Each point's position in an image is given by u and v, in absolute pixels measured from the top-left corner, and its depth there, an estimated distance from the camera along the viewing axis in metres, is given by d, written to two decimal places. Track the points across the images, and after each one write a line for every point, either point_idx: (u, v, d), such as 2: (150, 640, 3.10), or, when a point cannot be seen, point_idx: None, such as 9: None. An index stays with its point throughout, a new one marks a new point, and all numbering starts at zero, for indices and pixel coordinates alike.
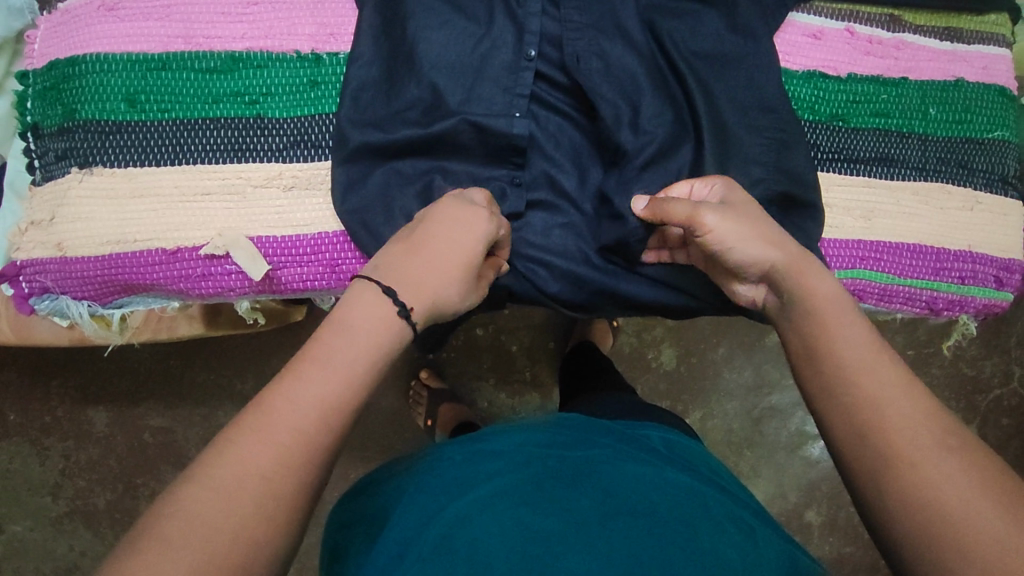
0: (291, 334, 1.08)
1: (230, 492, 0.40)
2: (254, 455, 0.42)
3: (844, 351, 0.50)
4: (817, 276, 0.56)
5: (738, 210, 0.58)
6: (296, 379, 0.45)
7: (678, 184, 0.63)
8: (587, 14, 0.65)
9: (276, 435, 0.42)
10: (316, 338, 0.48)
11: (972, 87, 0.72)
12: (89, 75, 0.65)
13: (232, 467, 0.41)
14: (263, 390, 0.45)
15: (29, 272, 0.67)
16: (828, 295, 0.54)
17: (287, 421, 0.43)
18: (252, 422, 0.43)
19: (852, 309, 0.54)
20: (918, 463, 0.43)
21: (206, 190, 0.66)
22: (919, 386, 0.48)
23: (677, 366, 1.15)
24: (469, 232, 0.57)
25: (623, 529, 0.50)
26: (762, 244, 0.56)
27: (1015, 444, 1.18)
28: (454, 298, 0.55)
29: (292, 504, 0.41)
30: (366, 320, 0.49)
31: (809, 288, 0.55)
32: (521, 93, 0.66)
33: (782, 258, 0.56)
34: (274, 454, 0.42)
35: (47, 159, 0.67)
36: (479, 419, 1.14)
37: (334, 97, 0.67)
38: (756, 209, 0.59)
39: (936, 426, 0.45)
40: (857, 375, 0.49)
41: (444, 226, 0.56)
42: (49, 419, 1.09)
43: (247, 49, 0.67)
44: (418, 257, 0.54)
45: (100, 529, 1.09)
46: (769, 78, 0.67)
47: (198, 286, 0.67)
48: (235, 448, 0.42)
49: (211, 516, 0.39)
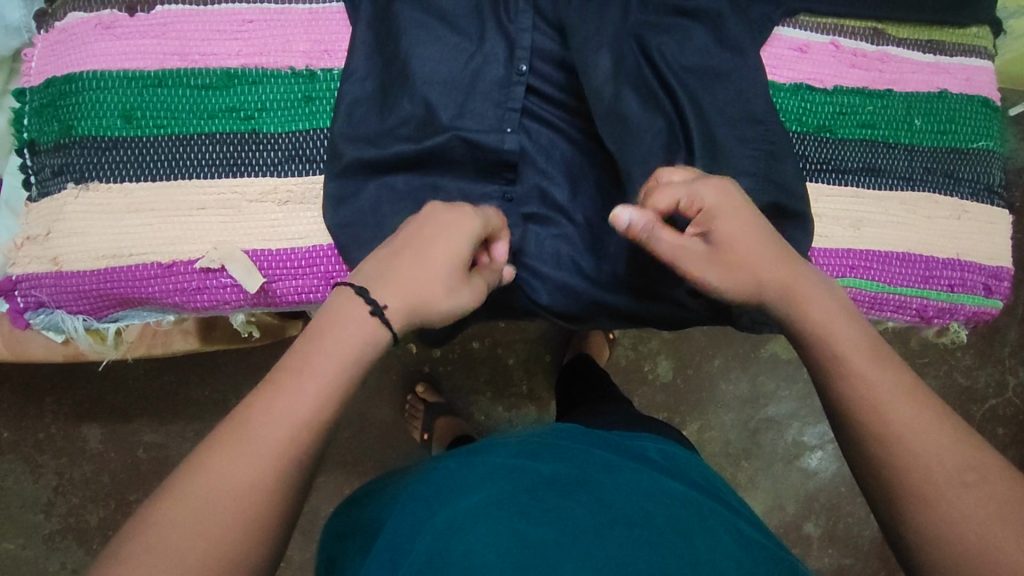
0: (286, 348, 1.09)
1: (222, 509, 0.41)
2: (241, 471, 0.42)
3: (845, 359, 0.51)
4: (812, 292, 0.55)
5: (726, 248, 0.56)
6: (285, 391, 0.45)
7: (661, 197, 0.56)
8: (577, 30, 0.66)
9: (267, 449, 0.43)
10: (303, 348, 0.48)
11: (956, 97, 0.73)
12: (86, 92, 0.66)
13: (221, 484, 0.42)
14: (244, 402, 0.45)
15: (25, 286, 0.68)
16: (831, 313, 0.54)
17: (275, 434, 0.44)
18: (236, 434, 0.44)
19: (852, 314, 0.54)
20: (924, 473, 0.45)
21: (202, 204, 0.66)
22: (920, 388, 0.49)
23: (672, 378, 1.15)
24: (451, 237, 0.55)
25: (618, 539, 0.51)
26: (749, 280, 0.56)
27: (1011, 453, 1.19)
28: (439, 300, 0.53)
29: (281, 516, 0.43)
30: (359, 330, 0.49)
31: (810, 307, 0.54)
32: (513, 107, 0.67)
33: (778, 277, 0.56)
34: (264, 468, 0.43)
35: (44, 175, 0.67)
36: (475, 432, 1.14)
37: (328, 112, 0.68)
38: (750, 230, 0.57)
39: (938, 433, 0.46)
40: (852, 382, 0.49)
41: (428, 236, 0.54)
42: (43, 436, 1.09)
43: (242, 66, 0.68)
44: (404, 263, 0.53)
45: (93, 548, 1.08)
46: (757, 90, 0.68)
47: (193, 300, 0.67)
48: (225, 461, 0.43)
49: (204, 536, 0.40)
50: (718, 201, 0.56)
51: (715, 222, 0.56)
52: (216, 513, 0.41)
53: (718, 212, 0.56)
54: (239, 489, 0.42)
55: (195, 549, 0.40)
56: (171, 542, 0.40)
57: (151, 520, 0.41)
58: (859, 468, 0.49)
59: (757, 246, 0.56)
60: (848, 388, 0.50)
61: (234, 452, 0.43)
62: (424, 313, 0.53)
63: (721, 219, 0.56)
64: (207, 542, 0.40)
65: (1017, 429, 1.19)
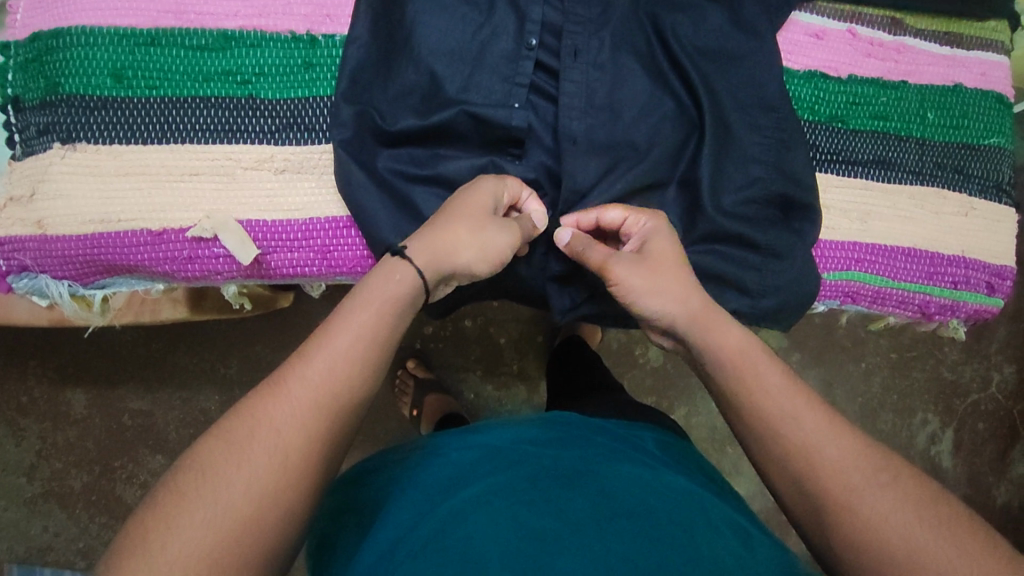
0: (277, 320, 1.07)
1: (272, 447, 0.45)
2: (291, 412, 0.47)
3: (761, 392, 0.53)
4: (725, 332, 0.57)
5: (654, 258, 0.60)
6: (332, 343, 0.50)
7: (613, 208, 0.62)
8: (589, 6, 0.64)
9: (314, 393, 0.48)
10: (342, 311, 0.52)
11: (970, 92, 0.72)
12: (74, 48, 0.63)
13: (271, 423, 0.46)
14: (251, 404, 0.47)
15: (8, 249, 0.65)
16: (735, 347, 0.56)
17: (323, 380, 0.48)
18: (284, 382, 0.48)
19: (763, 358, 0.56)
20: (856, 507, 0.46)
21: (195, 169, 0.64)
22: (840, 422, 0.52)
23: (663, 363, 1.15)
24: (473, 187, 0.60)
25: (614, 529, 0.50)
26: (665, 299, 0.58)
27: (989, 448, 1.20)
28: (467, 236, 0.57)
29: (322, 458, 0.47)
30: (387, 288, 0.54)
31: (711, 345, 0.57)
32: (520, 83, 0.64)
33: (685, 312, 0.58)
34: (312, 410, 0.47)
35: (28, 133, 0.64)
36: (465, 411, 1.13)
37: (330, 79, 0.65)
38: (671, 258, 0.60)
39: (869, 468, 0.48)
40: (789, 420, 0.51)
41: (454, 195, 0.60)
42: (26, 400, 1.07)
43: (240, 27, 0.65)
44: (429, 223, 0.59)
45: (75, 512, 1.07)
46: (772, 76, 0.66)
47: (184, 269, 0.65)
48: (243, 443, 0.45)
49: (258, 473, 0.44)
50: (654, 224, 0.62)
51: (648, 240, 0.61)
52: (268, 450, 0.45)
53: (654, 231, 0.61)
54: (291, 429, 0.46)
55: (249, 487, 0.44)
56: (229, 477, 0.44)
57: (168, 500, 0.43)
58: (795, 498, 0.50)
59: (680, 264, 0.59)
60: (803, 414, 0.51)
61: (285, 395, 0.47)
62: (449, 269, 0.57)
63: (654, 237, 0.61)
64: (260, 478, 0.44)
65: (998, 425, 1.20)
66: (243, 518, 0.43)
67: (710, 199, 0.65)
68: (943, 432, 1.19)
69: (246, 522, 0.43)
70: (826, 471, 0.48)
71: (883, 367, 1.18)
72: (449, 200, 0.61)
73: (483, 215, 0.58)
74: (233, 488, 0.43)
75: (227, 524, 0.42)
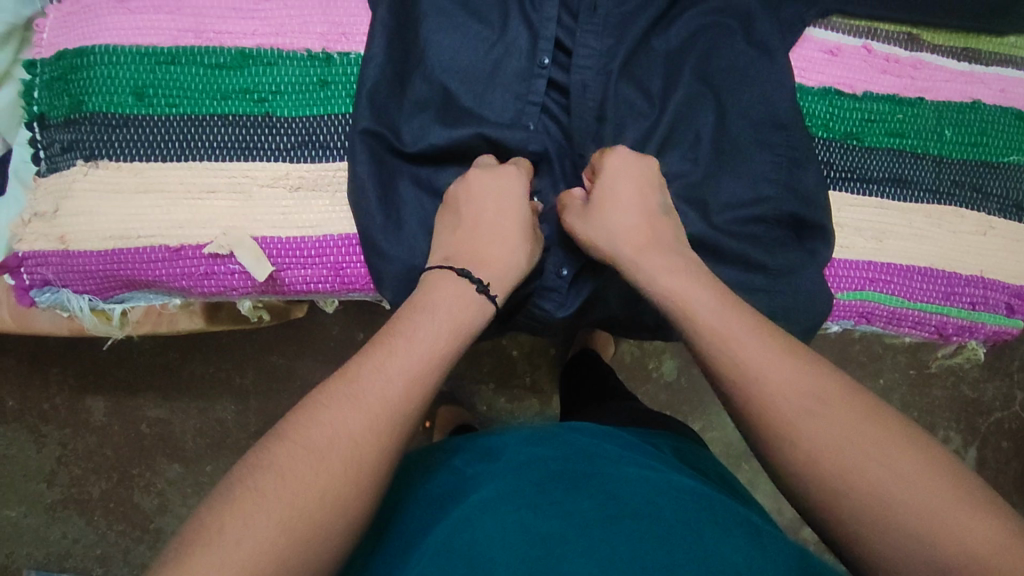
0: (293, 331, 1.08)
1: (311, 461, 0.46)
2: (331, 421, 0.48)
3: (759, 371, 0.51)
4: (663, 271, 0.58)
5: (603, 205, 0.62)
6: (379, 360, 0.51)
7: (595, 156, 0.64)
8: (600, 24, 0.64)
9: (350, 412, 0.48)
10: (386, 334, 0.54)
11: (989, 109, 0.71)
12: (98, 67, 0.65)
13: (306, 437, 0.47)
14: (295, 419, 0.48)
15: (31, 264, 0.66)
16: (705, 308, 0.55)
17: (371, 396, 0.49)
18: (325, 400, 0.49)
19: (740, 314, 0.54)
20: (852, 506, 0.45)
21: (212, 186, 0.65)
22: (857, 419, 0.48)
23: (677, 377, 1.14)
24: (507, 197, 0.63)
25: (625, 538, 0.49)
26: (607, 244, 0.61)
27: (1013, 466, 1.18)
28: (522, 260, 0.62)
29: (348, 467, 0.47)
30: (438, 321, 0.55)
31: (655, 287, 0.58)
32: (533, 101, 0.65)
33: (625, 256, 0.60)
34: (346, 422, 0.48)
35: (52, 150, 0.66)
36: (477, 423, 1.13)
37: (345, 96, 0.66)
38: (621, 205, 0.61)
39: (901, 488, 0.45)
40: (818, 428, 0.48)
41: (490, 204, 0.62)
42: (48, 407, 1.09)
43: (257, 46, 0.66)
44: (477, 240, 0.61)
45: (94, 519, 1.09)
46: (785, 93, 0.66)
47: (201, 284, 0.67)
48: (283, 458, 0.46)
49: (298, 474, 0.45)
50: (616, 166, 0.62)
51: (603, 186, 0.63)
52: (306, 463, 0.46)
53: (617, 176, 0.62)
54: (326, 438, 0.47)
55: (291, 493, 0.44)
56: (266, 488, 0.44)
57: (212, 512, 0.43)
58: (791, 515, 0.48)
59: (624, 211, 0.61)
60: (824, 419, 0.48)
61: (325, 411, 0.48)
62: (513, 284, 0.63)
63: (610, 184, 0.62)
64: (301, 487, 0.44)
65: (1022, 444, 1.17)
66: (282, 523, 0.43)
67: (718, 217, 0.65)
68: (965, 450, 1.17)
69: (284, 528, 0.43)
70: (842, 461, 0.46)
71: (902, 382, 1.16)
72: (480, 208, 0.62)
73: (515, 231, 0.63)
74: (271, 496, 0.44)
75: (267, 531, 0.42)
